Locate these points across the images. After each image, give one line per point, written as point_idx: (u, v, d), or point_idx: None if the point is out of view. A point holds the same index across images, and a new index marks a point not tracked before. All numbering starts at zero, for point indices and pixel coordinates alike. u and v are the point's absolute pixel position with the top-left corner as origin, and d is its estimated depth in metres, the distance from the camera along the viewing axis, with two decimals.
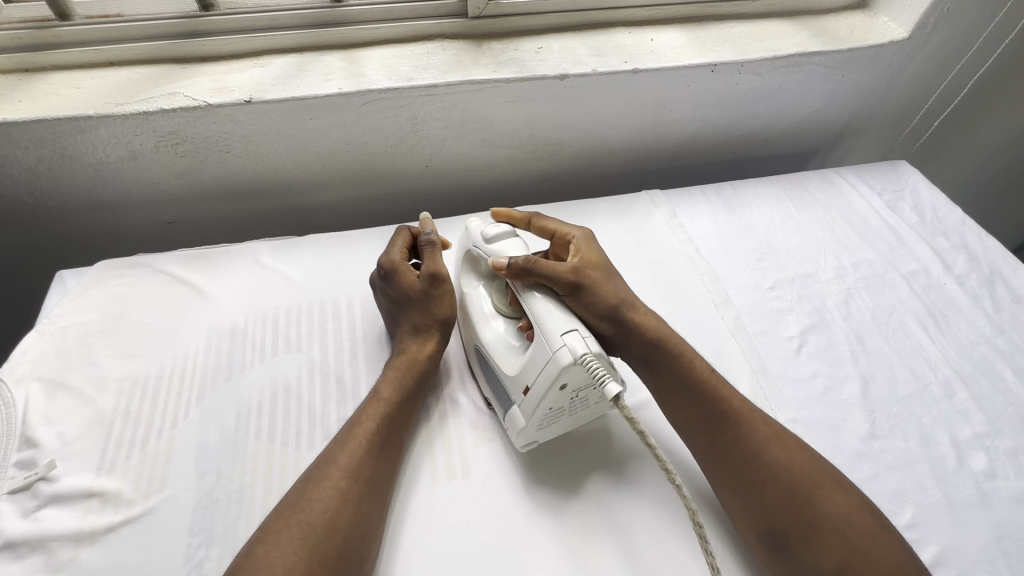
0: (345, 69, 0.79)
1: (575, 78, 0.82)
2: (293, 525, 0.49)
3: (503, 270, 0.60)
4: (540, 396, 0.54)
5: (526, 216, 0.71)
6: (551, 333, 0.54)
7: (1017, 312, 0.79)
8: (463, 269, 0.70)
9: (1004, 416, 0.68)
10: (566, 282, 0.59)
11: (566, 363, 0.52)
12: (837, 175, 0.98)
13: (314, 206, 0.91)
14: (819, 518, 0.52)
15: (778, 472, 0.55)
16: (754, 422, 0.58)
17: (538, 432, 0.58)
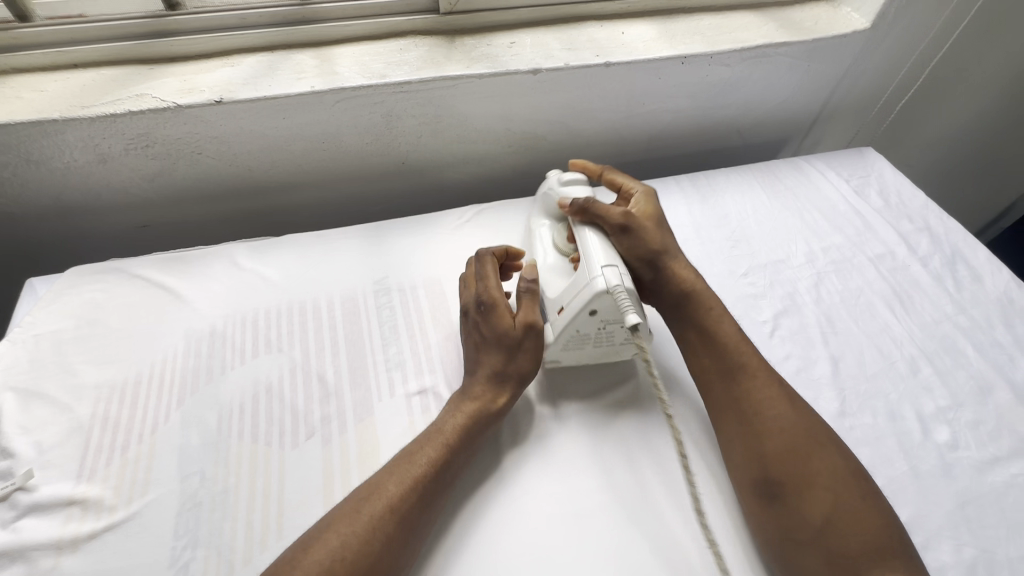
0: (317, 67, 0.78)
1: (548, 72, 0.83)
2: (330, 536, 0.50)
3: (567, 207, 0.71)
4: (569, 316, 0.62)
5: (599, 168, 0.78)
6: (593, 264, 0.63)
7: (977, 290, 0.83)
8: (536, 209, 0.80)
9: (966, 390, 0.71)
10: (615, 223, 0.68)
11: (599, 289, 0.60)
12: (806, 163, 1.01)
13: (290, 205, 0.91)
14: (814, 475, 0.55)
15: (780, 430, 0.58)
16: (765, 383, 0.61)
17: (563, 352, 0.66)
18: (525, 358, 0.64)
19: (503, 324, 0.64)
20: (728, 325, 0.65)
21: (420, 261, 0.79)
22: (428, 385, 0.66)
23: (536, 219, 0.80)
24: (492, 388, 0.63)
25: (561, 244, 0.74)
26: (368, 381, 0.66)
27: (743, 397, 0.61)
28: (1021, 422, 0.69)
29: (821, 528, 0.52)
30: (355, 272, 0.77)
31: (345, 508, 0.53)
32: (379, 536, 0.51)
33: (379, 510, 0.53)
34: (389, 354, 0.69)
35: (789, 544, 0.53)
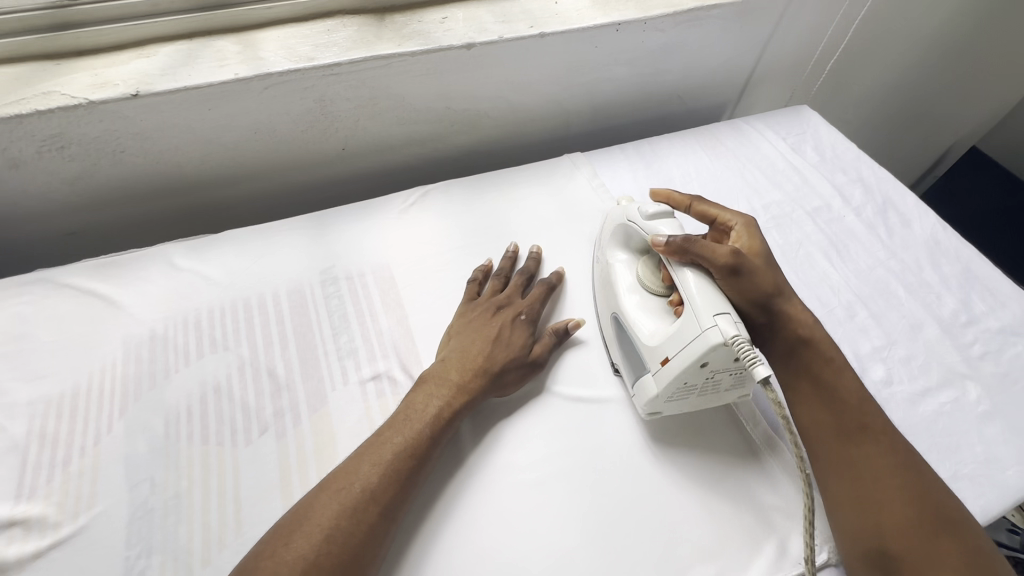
0: (239, 53, 0.75)
1: (482, 46, 0.82)
2: (312, 529, 0.49)
3: (660, 248, 0.62)
4: (677, 369, 0.57)
5: (688, 199, 0.72)
6: (700, 313, 0.56)
7: (906, 234, 0.87)
8: (613, 240, 0.73)
9: (898, 328, 0.75)
10: (722, 264, 0.60)
11: (715, 342, 0.54)
12: (746, 124, 1.03)
13: (228, 201, 0.88)
14: (939, 558, 0.50)
15: (902, 500, 0.53)
16: (887, 451, 0.56)
17: (665, 404, 0.61)
18: (512, 379, 0.65)
19: (526, 339, 0.68)
20: (847, 378, 0.61)
21: (367, 247, 0.78)
22: (383, 370, 0.66)
23: (611, 252, 0.73)
24: (483, 385, 0.63)
25: (647, 283, 0.67)
26: (321, 372, 0.65)
27: (859, 464, 0.56)
28: (949, 353, 0.73)
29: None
30: (300, 264, 0.75)
31: (324, 497, 0.52)
32: (365, 522, 0.51)
33: (363, 491, 0.53)
34: (341, 343, 0.68)
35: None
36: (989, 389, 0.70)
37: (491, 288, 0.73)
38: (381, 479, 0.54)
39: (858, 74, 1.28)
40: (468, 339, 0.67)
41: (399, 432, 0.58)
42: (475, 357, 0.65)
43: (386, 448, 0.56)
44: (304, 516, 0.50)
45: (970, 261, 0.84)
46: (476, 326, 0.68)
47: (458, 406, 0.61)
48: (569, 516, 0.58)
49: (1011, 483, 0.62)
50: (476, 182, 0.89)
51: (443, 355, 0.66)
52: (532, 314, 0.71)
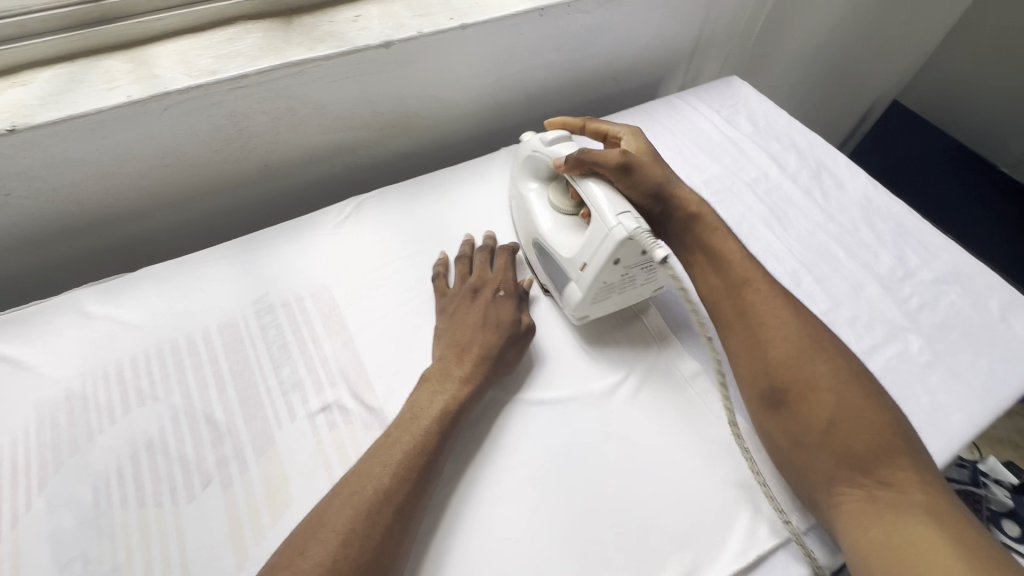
0: (131, 72, 0.68)
1: (401, 43, 0.77)
2: (328, 534, 0.48)
3: (562, 166, 0.69)
4: (596, 270, 0.63)
5: (582, 121, 0.81)
6: (606, 215, 0.62)
7: (841, 196, 0.89)
8: (520, 173, 0.79)
9: (842, 290, 0.77)
10: (615, 167, 0.69)
11: (622, 237, 0.60)
12: (680, 100, 1.03)
13: (142, 234, 0.80)
14: (819, 380, 0.58)
15: (785, 338, 0.61)
16: (772, 296, 0.64)
17: (593, 306, 0.67)
18: (514, 356, 0.65)
19: (513, 312, 0.68)
20: (732, 243, 0.69)
21: (303, 268, 0.73)
22: (332, 400, 0.62)
23: (522, 183, 0.78)
24: (486, 371, 0.62)
25: (560, 206, 0.72)
26: (264, 411, 0.61)
27: (748, 310, 0.64)
28: (889, 309, 0.76)
29: (827, 430, 0.56)
30: (230, 296, 0.70)
31: (339, 501, 0.50)
32: (383, 522, 0.49)
33: (378, 491, 0.51)
34: (283, 376, 0.64)
35: (799, 447, 0.57)
36: (929, 339, 0.73)
37: (461, 274, 0.72)
38: (393, 480, 0.52)
39: (783, 40, 1.31)
40: (457, 328, 0.66)
41: (408, 431, 0.56)
42: (470, 344, 0.64)
43: (396, 448, 0.54)
44: (317, 524, 0.49)
45: (901, 216, 0.87)
46: (461, 313, 0.67)
47: (465, 398, 0.59)
48: (561, 509, 0.57)
49: (957, 428, 0.65)
50: (413, 186, 0.85)
51: (438, 351, 0.65)
52: (509, 288, 0.70)
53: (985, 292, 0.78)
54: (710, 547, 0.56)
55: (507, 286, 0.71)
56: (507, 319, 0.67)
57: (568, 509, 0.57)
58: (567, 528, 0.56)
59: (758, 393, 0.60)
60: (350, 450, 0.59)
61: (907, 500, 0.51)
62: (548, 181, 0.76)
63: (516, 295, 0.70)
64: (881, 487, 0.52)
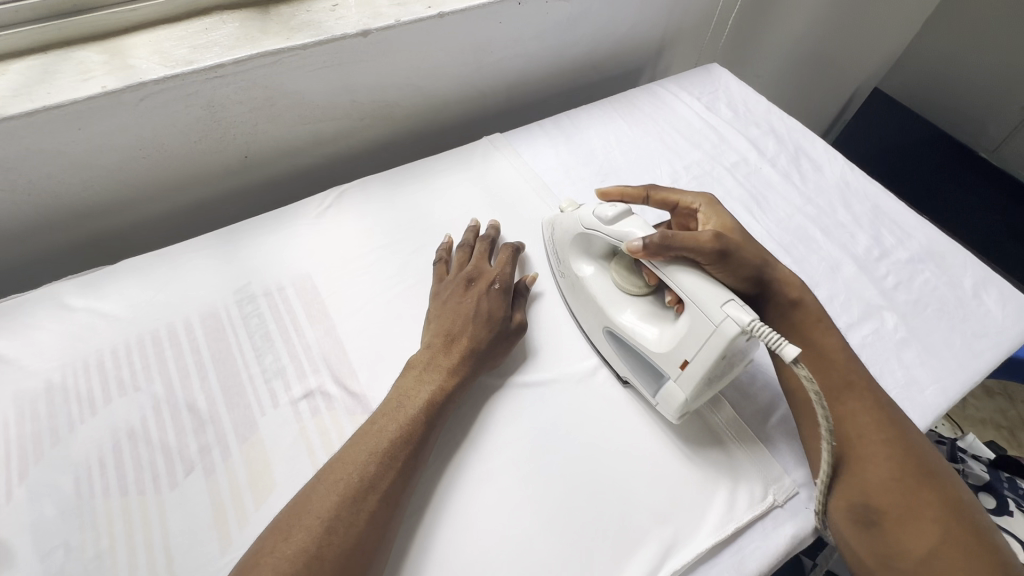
0: (105, 62, 0.67)
1: (379, 32, 0.77)
2: (312, 521, 0.48)
3: (639, 253, 0.59)
4: (703, 369, 0.55)
5: (644, 189, 0.73)
6: (709, 307, 0.54)
7: (818, 179, 0.91)
8: (572, 250, 0.71)
9: (819, 271, 0.79)
10: (709, 252, 0.60)
11: (734, 332, 0.52)
12: (660, 87, 1.03)
13: (122, 227, 0.80)
14: (923, 508, 0.53)
15: (889, 456, 0.56)
16: (871, 408, 0.59)
17: (695, 402, 0.59)
18: (501, 351, 0.66)
19: (505, 308, 0.67)
20: (833, 338, 0.64)
21: (285, 258, 0.73)
22: (315, 386, 0.63)
23: (576, 264, 0.71)
24: (473, 363, 0.62)
25: (632, 288, 0.65)
26: (247, 399, 0.61)
27: (846, 419, 0.59)
28: (866, 288, 0.77)
29: (926, 560, 0.51)
30: (212, 286, 0.70)
31: (322, 487, 0.50)
32: (368, 508, 0.50)
33: (363, 477, 0.51)
34: (266, 363, 0.64)
35: (889, 572, 0.52)
36: (904, 317, 0.74)
37: (460, 261, 0.72)
38: (376, 465, 0.52)
39: (761, 28, 1.32)
40: (448, 317, 0.65)
41: (394, 419, 0.56)
42: (460, 337, 0.63)
43: (381, 437, 0.54)
44: (301, 510, 0.49)
45: (877, 197, 0.89)
46: (454, 302, 0.67)
47: (451, 388, 0.60)
48: (544, 490, 0.58)
49: (930, 401, 0.66)
50: (395, 175, 0.85)
51: (426, 339, 0.65)
52: (504, 281, 0.70)
53: (959, 270, 0.80)
54: (690, 522, 0.57)
55: (505, 279, 0.70)
56: (500, 314, 0.66)
57: (552, 490, 0.58)
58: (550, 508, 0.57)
59: (846, 505, 0.55)
60: (333, 435, 0.59)
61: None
62: (608, 259, 0.69)
63: (510, 290, 0.70)
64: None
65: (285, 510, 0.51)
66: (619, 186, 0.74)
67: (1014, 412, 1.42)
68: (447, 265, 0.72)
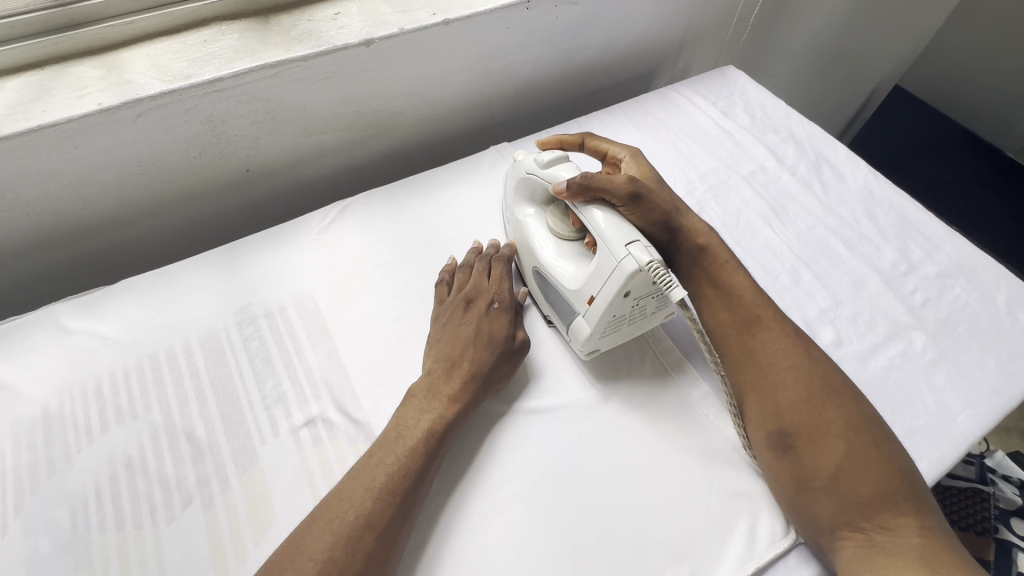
0: (102, 78, 0.66)
1: (382, 41, 0.75)
2: (307, 564, 0.46)
3: (563, 193, 0.63)
4: (604, 305, 0.58)
5: (580, 138, 0.75)
6: (614, 245, 0.57)
7: (841, 188, 0.87)
8: (516, 196, 0.74)
9: (843, 287, 0.75)
10: (623, 194, 0.63)
11: (631, 270, 0.55)
12: (673, 92, 1.00)
13: (122, 244, 0.79)
14: (829, 426, 0.56)
15: (796, 380, 0.59)
16: (778, 336, 0.61)
17: (601, 340, 0.62)
18: (507, 373, 0.63)
19: (508, 326, 0.64)
20: (740, 275, 0.66)
21: (287, 277, 0.71)
22: (317, 413, 0.61)
23: (518, 208, 0.73)
24: (477, 388, 0.60)
25: (561, 231, 0.68)
26: (247, 426, 0.59)
27: (758, 349, 0.61)
28: (892, 306, 0.73)
29: (835, 474, 0.54)
30: (212, 307, 0.68)
31: (317, 527, 0.48)
32: (363, 548, 0.48)
33: (360, 515, 0.49)
34: (266, 389, 0.62)
35: (805, 491, 0.55)
36: (934, 336, 0.70)
37: (460, 282, 0.69)
38: (375, 502, 0.50)
39: (778, 28, 1.27)
40: (447, 343, 0.63)
41: (392, 451, 0.54)
42: (461, 361, 0.61)
43: (379, 470, 0.52)
44: (296, 551, 0.47)
45: (903, 208, 0.85)
46: (453, 327, 0.64)
47: (453, 416, 0.57)
48: (551, 525, 0.55)
49: (963, 429, 0.63)
50: (399, 188, 0.83)
51: (426, 365, 0.62)
52: (505, 299, 0.67)
53: (992, 286, 0.76)
54: (707, 560, 0.54)
55: (504, 294, 0.67)
56: (501, 331, 0.64)
57: (560, 525, 0.55)
58: (558, 543, 0.54)
59: (765, 433, 0.58)
60: (335, 465, 0.57)
61: (905, 545, 0.49)
62: (546, 204, 0.72)
63: (512, 306, 0.67)
64: (881, 532, 0.51)
65: (279, 549, 0.49)
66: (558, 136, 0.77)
67: None
68: (449, 286, 0.70)
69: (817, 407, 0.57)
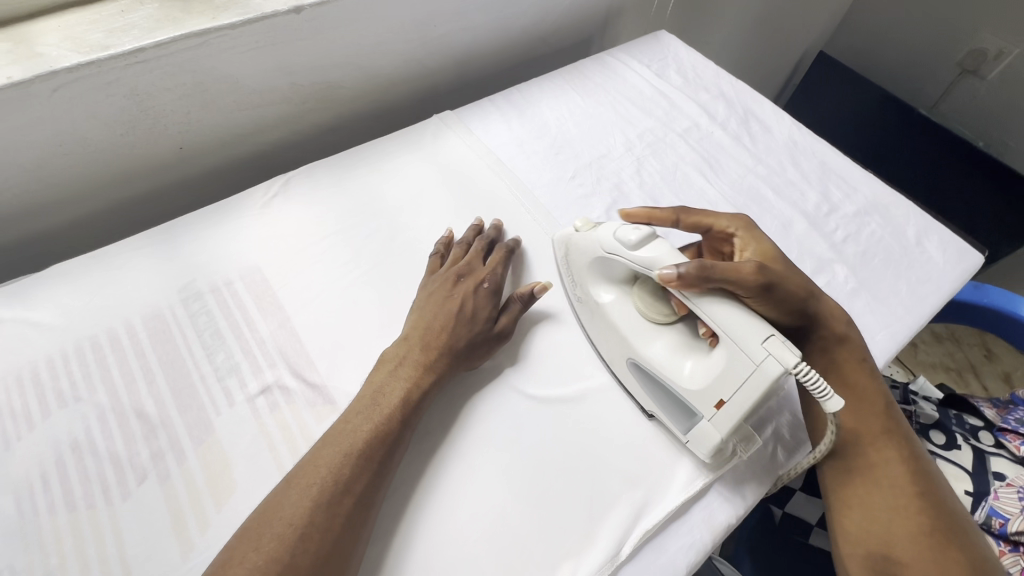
0: (9, 51, 0.62)
1: (312, 9, 0.73)
2: (282, 529, 0.46)
3: (672, 283, 0.54)
4: (741, 411, 0.53)
5: (673, 214, 0.67)
6: (749, 344, 0.51)
7: (768, 140, 0.92)
8: (593, 277, 0.66)
9: (774, 229, 0.80)
10: (751, 284, 0.55)
11: (776, 375, 0.50)
12: (610, 56, 1.02)
13: (47, 230, 0.75)
14: (948, 566, 0.52)
15: (915, 510, 0.55)
16: (903, 457, 0.59)
17: (727, 442, 0.57)
18: (480, 355, 0.63)
19: (491, 311, 0.65)
20: (873, 381, 0.63)
21: (231, 252, 0.70)
22: (272, 380, 0.60)
23: (597, 291, 0.66)
24: (449, 359, 0.61)
25: (659, 317, 0.61)
26: (199, 400, 0.58)
27: (875, 468, 0.58)
28: (817, 243, 0.79)
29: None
30: (152, 286, 0.66)
31: (292, 495, 0.49)
32: (343, 511, 0.49)
33: (340, 479, 0.50)
34: (217, 362, 0.61)
35: None
36: (854, 268, 0.76)
37: (454, 257, 0.70)
38: (350, 467, 0.51)
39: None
40: (429, 311, 0.63)
41: (366, 418, 0.54)
42: (440, 331, 0.62)
43: (355, 436, 0.53)
44: (268, 516, 0.47)
45: (824, 154, 0.91)
46: (438, 296, 0.65)
47: (427, 384, 0.58)
48: (521, 473, 0.58)
49: (882, 346, 0.69)
50: (342, 159, 0.82)
51: (403, 332, 0.63)
52: (495, 283, 0.67)
53: (903, 220, 0.83)
54: (660, 481, 0.58)
55: (500, 278, 0.68)
56: (486, 312, 0.65)
57: (523, 468, 0.58)
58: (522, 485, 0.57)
59: (866, 554, 0.55)
60: (294, 428, 0.57)
61: None
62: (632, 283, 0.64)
63: (500, 292, 0.67)
64: None
65: (249, 516, 0.49)
66: (645, 209, 0.68)
67: (960, 355, 1.51)
68: (441, 259, 0.70)
69: (935, 541, 0.53)
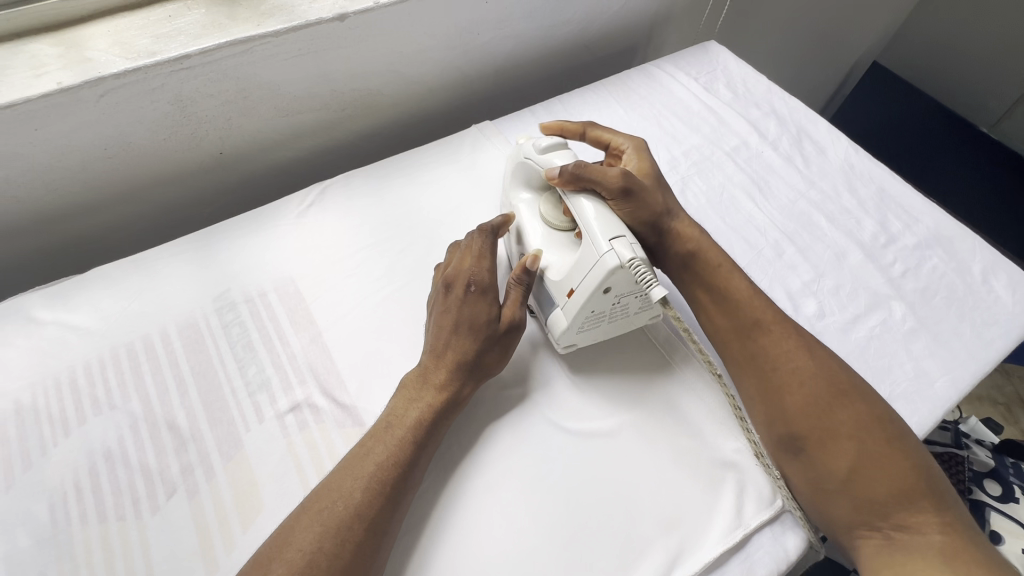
0: (60, 56, 0.62)
1: (356, 16, 0.72)
2: (295, 555, 0.46)
3: (555, 179, 0.62)
4: (582, 299, 0.57)
5: (581, 126, 0.73)
6: (598, 238, 0.56)
7: (822, 162, 0.87)
8: (513, 179, 0.72)
9: (825, 259, 0.76)
10: (614, 187, 0.62)
11: (612, 267, 0.54)
12: (656, 68, 0.98)
13: (89, 230, 0.76)
14: (839, 427, 0.55)
15: (804, 384, 0.57)
16: (782, 338, 0.60)
17: (578, 335, 0.62)
18: (496, 359, 0.60)
19: (489, 311, 0.60)
20: (737, 278, 0.64)
21: (267, 262, 0.70)
22: (302, 398, 0.60)
23: (512, 191, 0.72)
24: (463, 377, 0.58)
25: (552, 220, 0.66)
26: (230, 414, 0.58)
27: (760, 353, 0.60)
28: (872, 276, 0.74)
29: (847, 475, 0.53)
30: (189, 295, 0.66)
31: (305, 518, 0.48)
32: (353, 539, 0.47)
33: (353, 507, 0.49)
34: (249, 376, 0.61)
35: (822, 494, 0.54)
36: (912, 306, 0.72)
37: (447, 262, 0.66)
38: (366, 493, 0.50)
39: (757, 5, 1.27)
40: (432, 334, 0.60)
41: (381, 441, 0.53)
42: (445, 351, 0.59)
43: (369, 460, 0.52)
44: (283, 542, 0.47)
45: (883, 180, 0.86)
46: (435, 315, 0.61)
47: (442, 405, 0.56)
48: (544, 508, 0.55)
49: (940, 394, 0.64)
50: (380, 169, 0.81)
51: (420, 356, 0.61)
52: (482, 278, 0.62)
53: (968, 255, 0.77)
54: (696, 531, 0.55)
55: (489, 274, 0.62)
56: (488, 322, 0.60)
57: (550, 508, 0.56)
58: (548, 522, 0.55)
59: (775, 438, 0.57)
60: (323, 449, 0.56)
61: (925, 542, 0.49)
62: (542, 190, 0.70)
63: (492, 287, 0.62)
64: (900, 530, 0.50)
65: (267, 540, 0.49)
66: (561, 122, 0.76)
67: (1010, 389, 1.42)
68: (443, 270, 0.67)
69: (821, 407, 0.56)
